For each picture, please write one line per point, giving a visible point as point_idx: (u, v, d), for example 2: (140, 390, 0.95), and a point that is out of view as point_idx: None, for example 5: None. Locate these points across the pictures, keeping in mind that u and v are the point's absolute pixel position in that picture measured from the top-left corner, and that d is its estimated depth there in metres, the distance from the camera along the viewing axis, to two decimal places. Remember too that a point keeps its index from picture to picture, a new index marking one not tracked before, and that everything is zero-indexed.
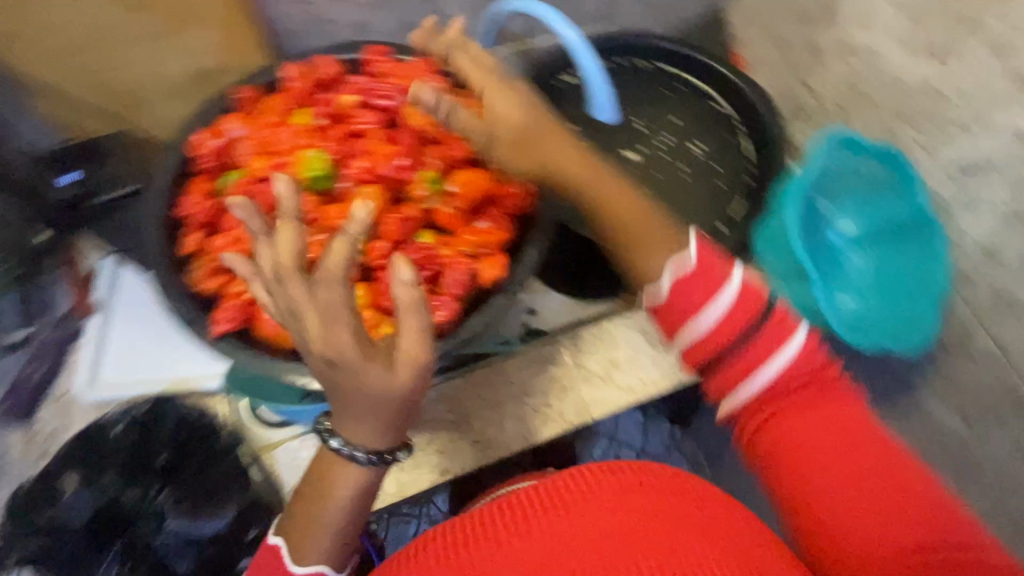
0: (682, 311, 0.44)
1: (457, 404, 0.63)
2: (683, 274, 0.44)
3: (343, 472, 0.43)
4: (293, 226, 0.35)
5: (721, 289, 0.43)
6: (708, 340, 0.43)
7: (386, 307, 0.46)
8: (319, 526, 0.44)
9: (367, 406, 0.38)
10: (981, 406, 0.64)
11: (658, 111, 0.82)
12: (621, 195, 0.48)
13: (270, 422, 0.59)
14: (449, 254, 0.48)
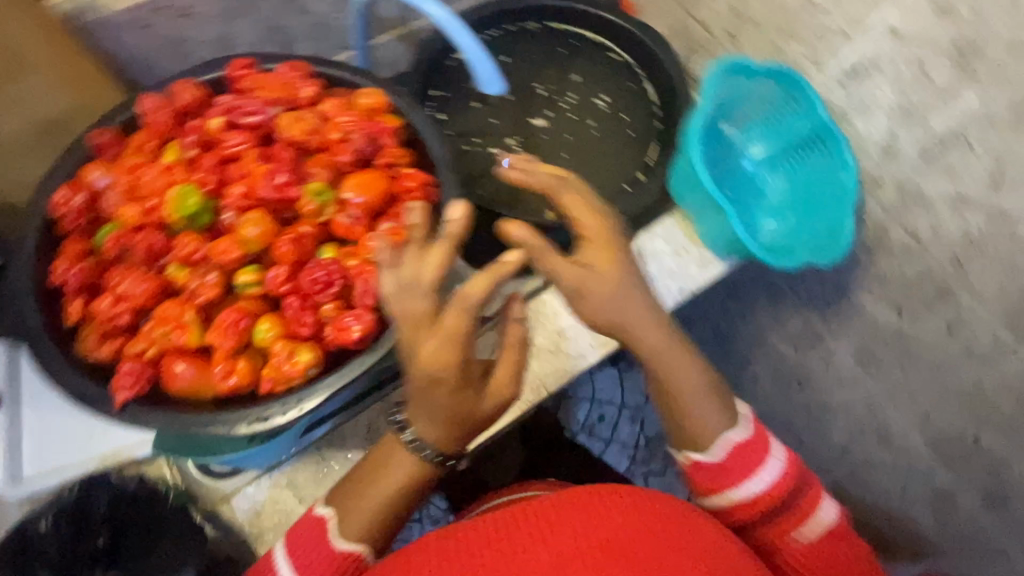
0: (723, 480, 0.54)
1: None
2: (731, 447, 0.54)
3: (399, 458, 0.49)
4: (449, 249, 0.42)
5: (763, 471, 0.54)
6: (744, 504, 0.55)
7: (300, 333, 0.44)
8: (371, 503, 0.50)
9: (441, 416, 0.45)
10: (907, 295, 0.68)
11: (559, 71, 0.80)
12: (690, 372, 0.54)
13: (219, 474, 0.58)
14: (355, 264, 0.46)
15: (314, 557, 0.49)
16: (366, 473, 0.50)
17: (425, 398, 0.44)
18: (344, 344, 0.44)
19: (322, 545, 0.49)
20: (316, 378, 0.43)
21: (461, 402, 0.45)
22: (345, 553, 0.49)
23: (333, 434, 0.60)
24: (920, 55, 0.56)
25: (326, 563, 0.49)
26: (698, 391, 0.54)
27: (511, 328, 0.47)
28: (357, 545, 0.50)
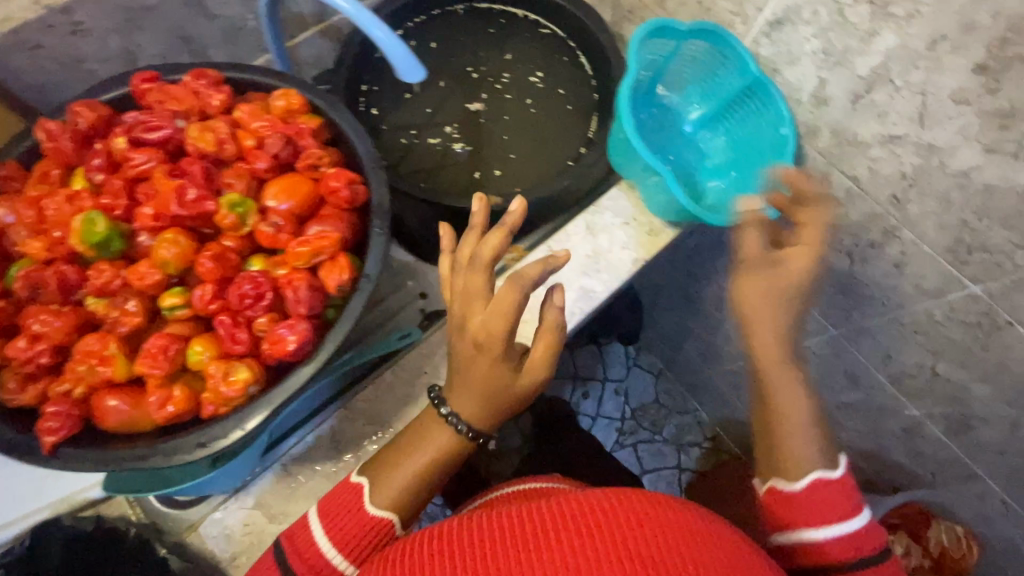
0: (798, 515, 0.51)
1: (374, 414, 0.61)
2: (814, 484, 0.52)
3: (435, 428, 0.53)
4: (503, 235, 0.51)
5: (845, 518, 0.50)
6: (811, 545, 0.50)
7: (234, 351, 0.43)
8: (404, 469, 0.52)
9: (483, 388, 0.51)
10: (857, 239, 0.68)
11: (491, 52, 0.78)
12: (800, 399, 0.56)
13: (184, 503, 0.57)
14: (284, 274, 0.44)
15: (345, 520, 0.50)
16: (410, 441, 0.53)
17: (472, 371, 0.51)
18: (282, 357, 0.43)
19: (356, 510, 0.50)
20: (258, 396, 0.42)
21: (505, 374, 0.51)
22: (376, 519, 0.50)
23: (297, 449, 0.59)
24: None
25: (353, 528, 0.50)
26: (803, 432, 0.54)
27: (548, 313, 0.51)
28: (387, 514, 0.51)
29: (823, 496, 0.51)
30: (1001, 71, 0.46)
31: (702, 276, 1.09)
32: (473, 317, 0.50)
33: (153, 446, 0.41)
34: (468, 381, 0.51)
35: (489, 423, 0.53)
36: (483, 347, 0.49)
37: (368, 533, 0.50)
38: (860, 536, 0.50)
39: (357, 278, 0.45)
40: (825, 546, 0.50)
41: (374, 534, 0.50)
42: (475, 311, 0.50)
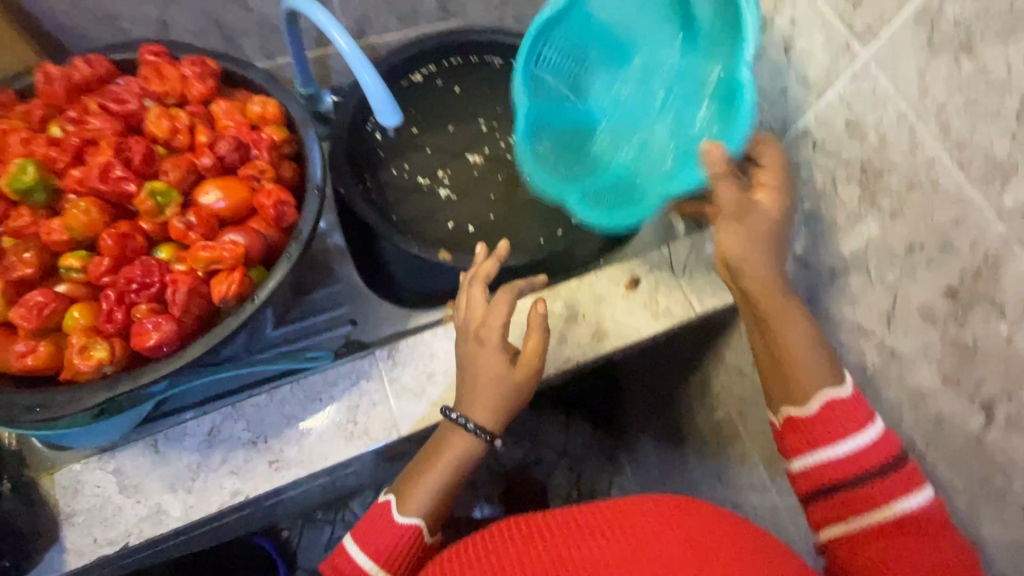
0: (819, 438, 0.48)
1: (254, 423, 0.60)
2: (828, 404, 0.48)
3: (456, 439, 0.53)
4: (494, 259, 0.60)
5: (865, 428, 0.47)
6: (838, 465, 0.47)
7: (102, 328, 0.44)
8: (427, 479, 0.52)
9: (484, 387, 0.53)
10: None
11: (508, 112, 0.79)
12: (806, 349, 0.50)
13: (52, 445, 0.58)
14: (180, 271, 0.45)
15: (378, 535, 0.50)
16: (424, 459, 0.53)
17: (476, 376, 0.54)
18: (141, 349, 0.43)
19: (390, 526, 0.50)
20: (105, 378, 0.43)
21: (501, 374, 0.53)
22: (405, 526, 0.50)
23: (175, 429, 0.60)
24: (832, 168, 0.50)
25: (390, 544, 0.49)
26: (808, 361, 0.49)
27: (532, 311, 0.55)
28: (416, 521, 0.50)
29: (842, 409, 0.48)
30: (970, 303, 0.42)
31: (674, 390, 1.02)
32: (475, 319, 0.56)
33: None
34: (473, 386, 0.54)
35: (496, 423, 0.54)
36: (483, 339, 0.55)
37: (404, 545, 0.50)
38: (882, 444, 0.47)
39: (248, 296, 0.46)
40: (854, 460, 0.46)
41: (409, 541, 0.50)
42: (477, 314, 0.57)
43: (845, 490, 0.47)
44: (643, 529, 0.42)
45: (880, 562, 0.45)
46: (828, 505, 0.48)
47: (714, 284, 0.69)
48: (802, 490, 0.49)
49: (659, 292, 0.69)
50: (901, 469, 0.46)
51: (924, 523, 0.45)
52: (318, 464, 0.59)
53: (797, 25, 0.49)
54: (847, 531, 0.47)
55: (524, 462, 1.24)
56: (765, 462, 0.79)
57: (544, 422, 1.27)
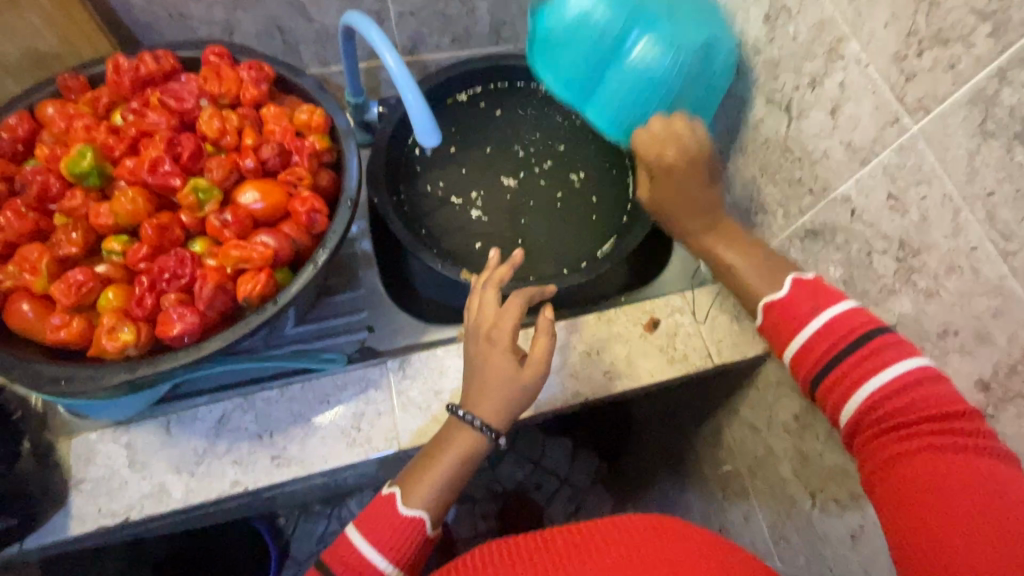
0: (791, 316, 0.47)
1: (262, 416, 0.62)
2: (788, 294, 0.48)
3: (460, 435, 0.53)
4: (508, 266, 0.60)
5: (832, 303, 0.46)
6: (812, 346, 0.45)
7: (133, 313, 0.46)
8: (430, 473, 0.52)
9: (492, 384, 0.53)
10: (839, 489, 0.61)
11: (546, 140, 0.80)
12: (752, 260, 0.53)
13: (74, 413, 0.60)
14: (210, 267, 0.47)
15: (379, 527, 0.49)
16: (430, 452, 0.53)
17: (486, 376, 0.53)
18: (164, 336, 0.45)
19: (394, 515, 0.50)
20: (128, 361, 0.45)
21: (509, 372, 0.53)
22: (406, 519, 0.50)
23: (188, 412, 0.62)
24: (869, 238, 0.49)
25: (394, 538, 0.49)
26: (758, 271, 0.52)
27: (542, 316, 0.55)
28: (420, 514, 0.50)
29: (806, 292, 0.47)
30: (1003, 399, 0.40)
31: (685, 434, 0.99)
32: (486, 321, 0.56)
33: (23, 361, 0.44)
34: (481, 384, 0.54)
35: (501, 422, 0.53)
36: (494, 340, 0.55)
37: (408, 537, 0.49)
38: (853, 315, 0.44)
39: (270, 298, 0.47)
40: (828, 340, 0.44)
41: (411, 531, 0.49)
42: (490, 314, 0.56)
43: (831, 378, 0.44)
44: (709, 554, 0.41)
45: (895, 451, 0.40)
46: (829, 395, 0.44)
47: (736, 336, 0.68)
48: (814, 393, 0.46)
49: (679, 336, 0.68)
50: (876, 338, 0.43)
51: (928, 401, 0.40)
52: (318, 466, 0.60)
53: (846, 89, 0.48)
54: (851, 424, 0.43)
55: (524, 484, 1.22)
56: (770, 524, 0.76)
57: (549, 446, 1.25)
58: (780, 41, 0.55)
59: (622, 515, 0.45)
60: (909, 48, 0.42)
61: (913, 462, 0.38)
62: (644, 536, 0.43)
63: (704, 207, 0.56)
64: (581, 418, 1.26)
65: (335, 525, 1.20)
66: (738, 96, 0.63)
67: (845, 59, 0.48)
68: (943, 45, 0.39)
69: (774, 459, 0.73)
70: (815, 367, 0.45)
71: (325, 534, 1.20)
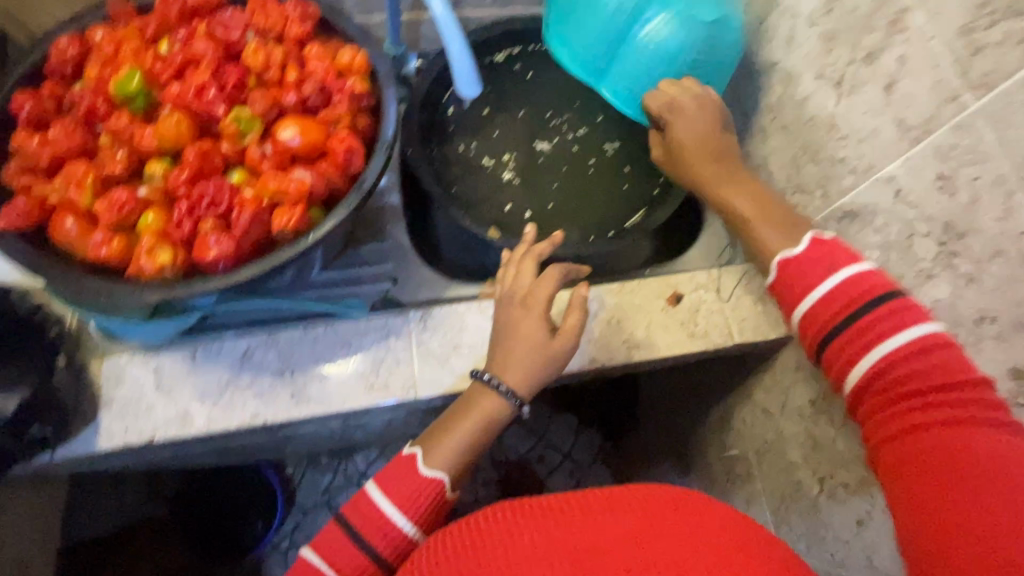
0: (803, 276, 0.46)
1: (285, 354, 0.63)
2: (801, 251, 0.47)
3: (486, 399, 0.54)
4: (548, 241, 0.60)
5: (848, 264, 0.45)
6: (822, 307, 0.45)
7: (172, 235, 0.47)
8: (454, 437, 0.53)
9: (521, 350, 0.54)
10: (849, 475, 0.61)
11: (582, 107, 0.78)
12: (768, 217, 0.52)
13: (105, 334, 0.62)
14: (247, 196, 0.48)
15: (401, 485, 0.51)
16: (451, 416, 0.54)
17: (515, 341, 0.54)
18: (200, 260, 0.46)
19: (414, 477, 0.51)
20: (165, 281, 0.46)
21: (539, 341, 0.54)
22: (427, 479, 0.51)
23: (214, 344, 0.63)
24: (911, 220, 0.48)
25: (416, 497, 0.51)
26: (775, 227, 0.51)
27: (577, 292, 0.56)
28: (440, 475, 0.52)
29: (820, 251, 0.47)
30: None
31: (693, 418, 0.99)
32: (521, 289, 0.57)
33: (65, 271, 0.45)
34: (509, 351, 0.55)
35: (526, 388, 0.54)
36: (528, 307, 0.56)
37: (427, 497, 0.51)
38: (868, 278, 0.44)
39: (304, 231, 0.48)
40: (840, 304, 0.44)
41: (430, 492, 0.51)
42: (523, 284, 0.57)
43: (841, 339, 0.44)
44: (717, 523, 0.42)
45: (909, 422, 0.40)
46: (834, 358, 0.45)
47: (758, 317, 0.67)
48: (821, 354, 0.46)
49: (701, 313, 0.67)
50: (892, 302, 0.43)
51: (941, 367, 0.40)
52: (336, 406, 0.62)
53: (906, 63, 0.47)
54: (859, 387, 0.44)
55: (527, 456, 1.23)
56: (773, 509, 0.76)
57: (554, 421, 1.26)
58: (838, 11, 0.53)
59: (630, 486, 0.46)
60: (979, 20, 0.40)
61: (927, 436, 0.39)
62: (659, 503, 0.43)
63: (719, 156, 0.57)
64: (588, 396, 1.26)
65: (341, 477, 1.23)
66: (786, 71, 0.61)
67: (907, 32, 0.46)
68: (1017, 17, 0.38)
69: (783, 444, 0.73)
70: (826, 327, 0.45)
71: (331, 487, 1.23)
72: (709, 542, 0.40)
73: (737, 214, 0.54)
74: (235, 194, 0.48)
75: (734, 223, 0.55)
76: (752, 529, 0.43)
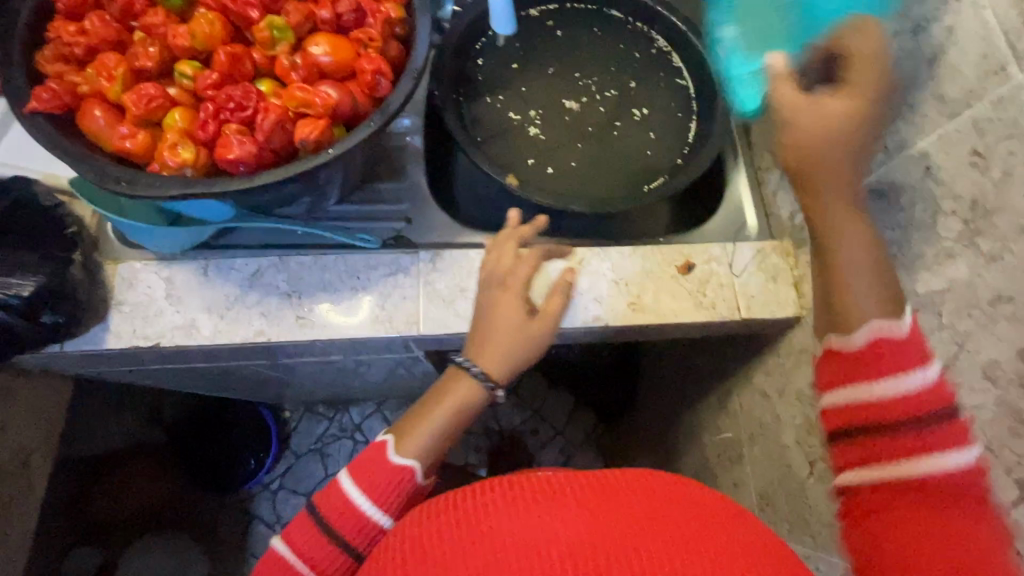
0: (861, 372, 0.44)
1: (293, 277, 0.64)
2: (869, 342, 0.44)
3: (462, 382, 0.57)
4: (532, 226, 0.64)
5: (906, 371, 0.43)
6: (860, 407, 0.44)
7: (196, 134, 0.47)
8: (427, 422, 0.56)
9: (501, 334, 0.58)
10: None
11: (615, 71, 0.77)
12: (868, 275, 0.45)
13: (125, 240, 0.64)
14: (273, 104, 0.48)
15: (370, 476, 0.53)
16: (426, 404, 0.57)
17: (495, 324, 0.58)
18: (220, 160, 0.47)
19: (384, 467, 0.53)
20: (183, 177, 0.46)
21: (518, 323, 0.59)
22: (399, 467, 0.54)
23: (225, 260, 0.64)
24: (938, 197, 0.47)
25: (387, 486, 0.53)
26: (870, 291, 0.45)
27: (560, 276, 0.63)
28: (411, 463, 0.54)
29: (882, 348, 0.44)
30: None
31: (690, 402, 0.99)
32: (503, 270, 0.61)
33: (87, 155, 0.46)
34: (490, 336, 0.58)
35: (501, 372, 0.58)
36: (508, 287, 0.60)
37: (398, 485, 0.53)
38: (918, 393, 0.42)
39: (325, 144, 0.48)
40: (885, 400, 0.43)
41: (401, 479, 0.53)
42: (505, 266, 0.62)
43: (863, 436, 0.44)
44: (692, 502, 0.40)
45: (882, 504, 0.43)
46: (847, 449, 0.45)
47: (768, 296, 0.67)
48: (834, 441, 0.46)
49: (710, 284, 0.67)
50: (933, 425, 0.42)
51: (954, 486, 0.41)
52: (339, 333, 0.63)
53: (952, 34, 0.45)
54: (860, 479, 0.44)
55: (519, 428, 1.25)
56: (760, 493, 0.77)
57: (549, 396, 1.26)
58: None
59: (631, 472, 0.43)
60: None
61: (898, 515, 0.41)
62: (641, 488, 0.41)
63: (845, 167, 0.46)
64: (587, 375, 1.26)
65: (335, 427, 1.25)
66: None
67: (959, 2, 0.45)
68: None
69: (778, 428, 0.72)
70: (851, 424, 0.44)
71: (324, 435, 1.25)
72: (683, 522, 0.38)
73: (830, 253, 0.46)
74: (260, 100, 0.48)
75: (829, 263, 0.47)
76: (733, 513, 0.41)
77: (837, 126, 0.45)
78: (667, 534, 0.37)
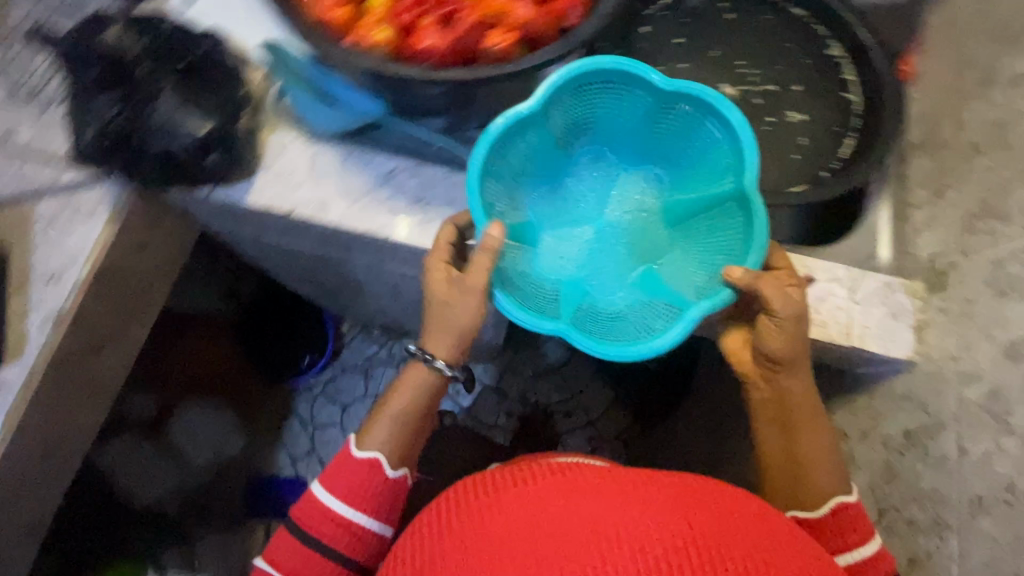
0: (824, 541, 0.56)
1: (423, 186, 0.67)
2: (832, 514, 0.57)
3: (413, 368, 0.64)
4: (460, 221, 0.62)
5: (858, 540, 0.55)
6: None
7: (396, 21, 0.51)
8: (381, 416, 0.64)
9: (436, 316, 0.60)
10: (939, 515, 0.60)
11: (782, 67, 0.74)
12: (816, 442, 0.59)
13: (286, 113, 0.67)
14: (469, 10, 0.51)
15: (346, 481, 0.61)
16: (384, 399, 0.65)
17: (432, 307, 0.60)
18: (410, 48, 0.49)
19: (349, 463, 0.62)
20: (371, 51, 0.49)
21: (448, 308, 0.59)
22: (365, 459, 0.62)
23: (366, 155, 0.67)
24: None
25: (359, 482, 0.61)
26: (825, 461, 0.59)
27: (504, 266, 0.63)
28: (375, 454, 0.62)
29: (837, 520, 0.57)
30: None
31: None
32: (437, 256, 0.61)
33: (294, 9, 0.49)
34: (432, 322, 0.61)
35: (441, 351, 0.62)
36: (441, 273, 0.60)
37: (369, 479, 0.61)
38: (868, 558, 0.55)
39: (506, 58, 0.49)
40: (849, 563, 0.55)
41: (369, 470, 0.61)
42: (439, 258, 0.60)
43: None
44: (737, 512, 0.42)
45: None
46: None
47: (884, 330, 0.63)
48: None
49: (826, 303, 0.64)
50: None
51: None
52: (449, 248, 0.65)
53: None
54: None
55: (554, 407, 1.29)
56: None
57: (592, 385, 1.30)
58: None
59: (694, 484, 0.44)
60: None
61: None
62: (705, 497, 0.42)
63: (789, 359, 0.58)
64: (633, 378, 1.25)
65: (385, 354, 1.30)
66: None
67: None
68: None
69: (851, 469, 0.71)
70: None
71: (374, 359, 1.31)
72: (737, 524, 0.40)
73: (789, 416, 0.60)
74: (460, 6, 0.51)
75: (800, 451, 0.59)
76: (774, 518, 0.43)
77: (794, 336, 0.57)
78: (729, 535, 0.39)
